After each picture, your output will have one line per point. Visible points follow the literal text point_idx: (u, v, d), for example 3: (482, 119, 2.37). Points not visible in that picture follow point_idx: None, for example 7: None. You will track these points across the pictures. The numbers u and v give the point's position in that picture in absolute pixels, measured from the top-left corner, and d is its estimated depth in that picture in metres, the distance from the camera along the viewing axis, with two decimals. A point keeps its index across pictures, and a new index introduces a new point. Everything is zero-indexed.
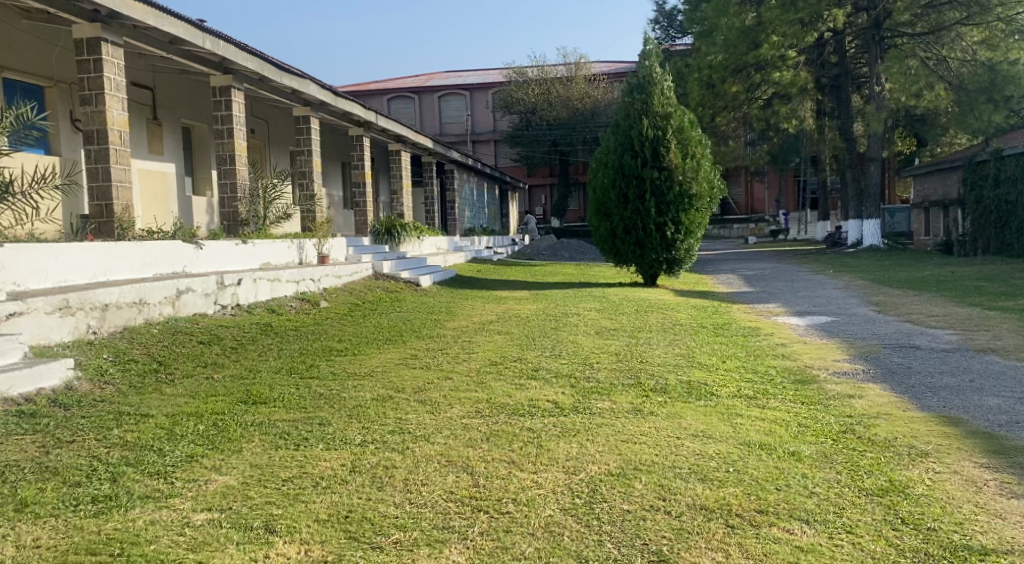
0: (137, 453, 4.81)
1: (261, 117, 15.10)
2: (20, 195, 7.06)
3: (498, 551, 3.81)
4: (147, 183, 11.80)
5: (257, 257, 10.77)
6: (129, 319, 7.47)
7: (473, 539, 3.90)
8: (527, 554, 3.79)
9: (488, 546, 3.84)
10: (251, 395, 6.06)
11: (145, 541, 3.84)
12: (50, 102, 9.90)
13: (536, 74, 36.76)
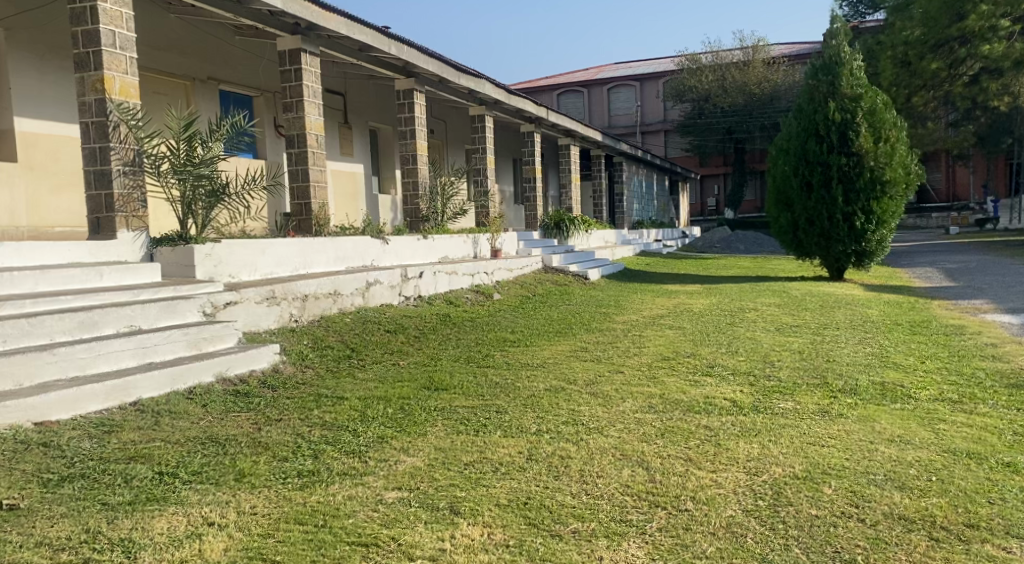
0: (335, 432, 5.19)
1: (440, 117, 15.70)
2: (235, 196, 7.74)
3: (679, 548, 3.84)
4: (338, 183, 12.57)
5: (437, 251, 11.23)
6: (325, 308, 8.03)
7: (651, 534, 3.95)
8: (709, 553, 3.80)
9: (668, 542, 3.88)
10: (433, 381, 6.38)
11: (344, 514, 4.10)
12: (257, 110, 10.74)
13: (711, 60, 35.98)
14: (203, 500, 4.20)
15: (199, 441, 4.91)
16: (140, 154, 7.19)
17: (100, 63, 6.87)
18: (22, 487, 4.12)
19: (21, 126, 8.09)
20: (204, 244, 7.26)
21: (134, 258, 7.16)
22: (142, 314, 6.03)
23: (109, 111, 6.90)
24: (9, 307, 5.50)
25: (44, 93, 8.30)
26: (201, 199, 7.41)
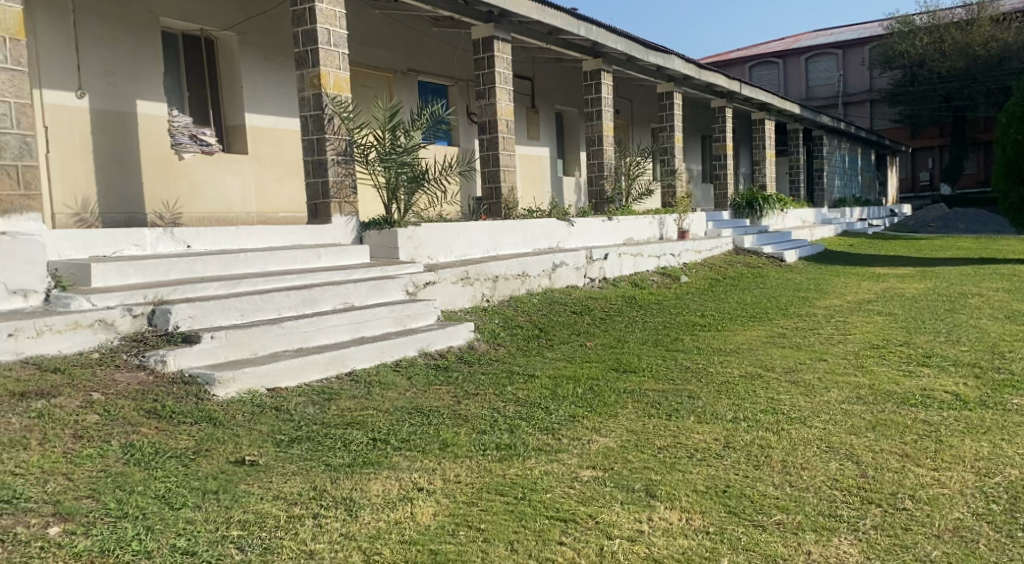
0: (528, 409, 5.34)
1: (626, 97, 15.60)
2: (434, 180, 8.09)
3: (897, 548, 3.68)
4: (526, 167, 12.83)
5: (623, 232, 11.22)
6: (514, 289, 8.27)
7: (865, 532, 3.80)
8: (934, 556, 3.62)
9: (885, 542, 3.72)
10: (622, 363, 6.41)
11: (542, 489, 4.22)
12: (452, 98, 11.14)
13: (928, 21, 33.01)
14: (411, 466, 4.46)
15: (405, 411, 5.22)
16: (351, 144, 7.66)
17: (316, 60, 7.39)
18: (259, 445, 4.54)
19: (250, 121, 8.81)
20: (407, 227, 7.65)
21: (345, 241, 7.67)
22: (355, 292, 6.47)
23: (325, 105, 7.41)
24: (244, 285, 6.06)
25: (269, 90, 8.99)
26: (403, 184, 7.79)
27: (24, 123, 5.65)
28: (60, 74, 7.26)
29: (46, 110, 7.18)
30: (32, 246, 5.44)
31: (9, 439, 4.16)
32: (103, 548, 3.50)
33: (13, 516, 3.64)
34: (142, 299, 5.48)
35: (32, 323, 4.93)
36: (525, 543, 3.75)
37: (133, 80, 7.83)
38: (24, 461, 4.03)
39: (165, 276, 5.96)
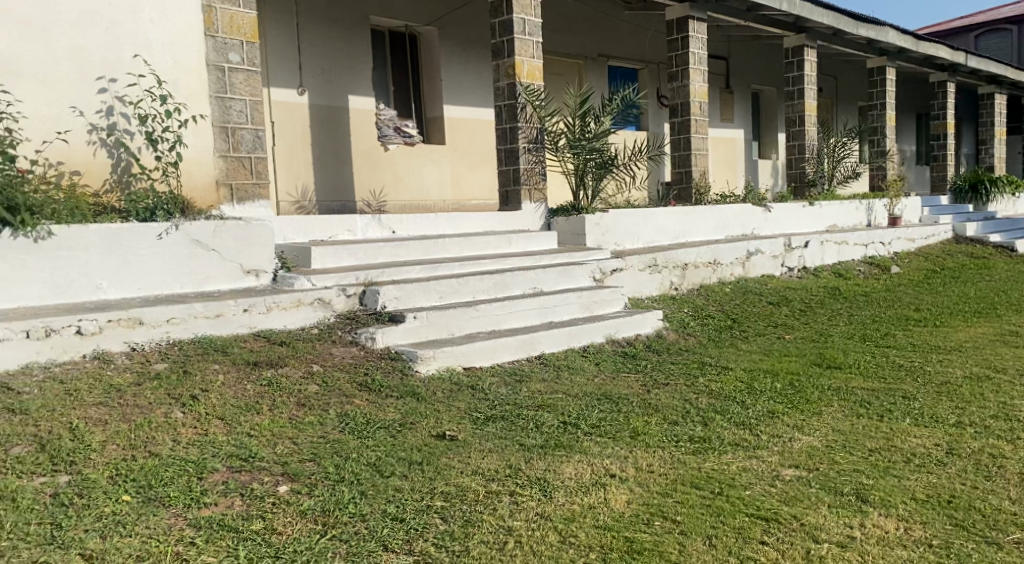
0: (723, 402, 5.19)
1: (831, 74, 14.80)
2: (624, 166, 8.02)
3: None
4: (719, 150, 12.51)
5: (825, 218, 10.67)
6: (704, 277, 8.09)
7: None
8: None
9: None
10: (826, 358, 6.10)
11: (741, 485, 4.09)
12: (642, 81, 11.00)
13: None
14: (603, 452, 4.45)
15: (594, 397, 5.21)
16: (542, 132, 7.75)
17: (513, 50, 7.51)
18: (458, 421, 4.69)
19: (447, 112, 9.09)
20: (595, 213, 7.63)
21: (534, 227, 7.78)
22: (545, 277, 6.56)
23: (518, 93, 7.52)
24: (442, 269, 6.30)
25: (466, 81, 9.23)
26: (591, 171, 7.79)
27: (256, 118, 6.09)
28: (285, 72, 7.76)
29: (273, 106, 7.70)
30: (262, 230, 5.78)
31: (245, 404, 4.51)
32: (324, 507, 3.74)
33: (249, 473, 3.96)
34: (354, 280, 5.84)
35: (262, 300, 5.34)
36: (724, 539, 3.65)
37: (348, 76, 8.26)
38: (257, 424, 4.37)
39: (373, 260, 6.31)
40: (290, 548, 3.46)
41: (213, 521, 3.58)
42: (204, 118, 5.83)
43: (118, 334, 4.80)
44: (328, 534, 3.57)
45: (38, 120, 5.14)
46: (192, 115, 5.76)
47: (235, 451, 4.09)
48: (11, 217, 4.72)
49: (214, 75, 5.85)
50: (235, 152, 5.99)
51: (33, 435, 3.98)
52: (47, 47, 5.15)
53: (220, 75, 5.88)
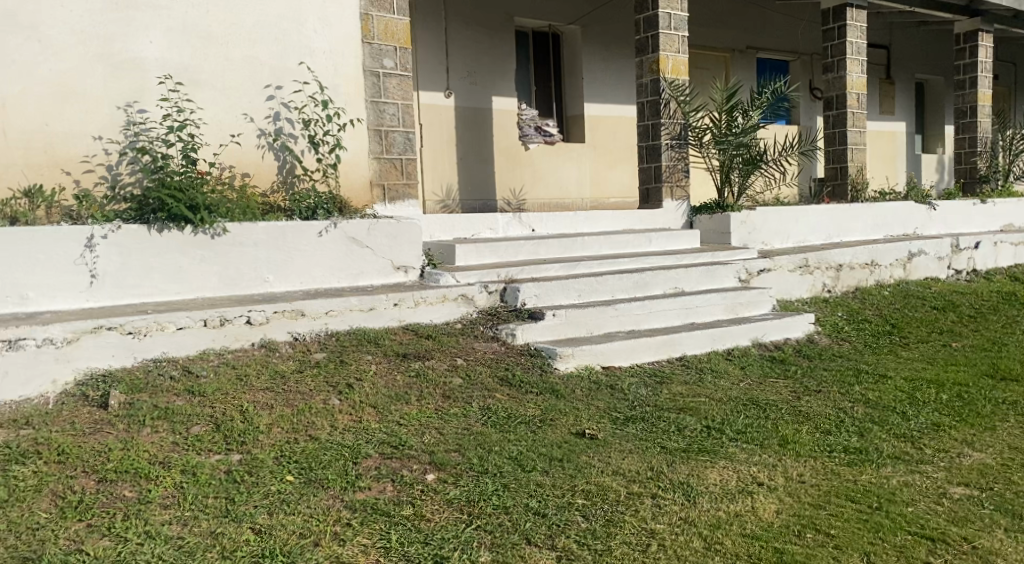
0: (882, 413, 4.86)
1: (1009, 60, 13.72)
2: (774, 162, 7.69)
3: None
4: (877, 144, 11.86)
5: (997, 218, 9.89)
6: (861, 280, 7.65)
7: None
8: None
9: None
10: (1000, 369, 5.62)
11: (903, 501, 3.81)
12: (794, 74, 10.56)
13: None
14: (750, 459, 4.25)
15: (740, 402, 5.00)
16: (686, 128, 7.53)
17: (657, 45, 7.35)
18: (597, 420, 4.60)
19: (589, 110, 9.01)
20: (739, 211, 7.35)
21: (676, 225, 7.56)
22: (687, 277, 6.36)
23: (662, 89, 7.36)
24: (582, 267, 6.22)
25: (610, 80, 9.11)
26: (737, 167, 7.50)
27: (408, 121, 6.20)
28: (434, 75, 7.89)
29: (421, 109, 7.84)
30: (412, 227, 5.87)
31: (395, 394, 4.59)
32: (470, 498, 3.73)
33: (399, 460, 4.01)
34: (497, 277, 5.85)
35: (411, 295, 5.42)
36: (885, 557, 3.40)
37: (494, 78, 8.32)
38: (405, 412, 4.44)
39: (515, 257, 6.32)
40: (438, 534, 3.47)
41: (366, 505, 3.64)
42: (361, 122, 5.98)
43: (282, 324, 4.98)
44: (474, 524, 3.56)
45: (216, 126, 5.44)
46: (351, 120, 5.93)
47: (386, 439, 4.16)
48: (193, 214, 4.98)
49: (370, 80, 6.00)
50: (388, 154, 6.11)
51: (209, 416, 4.18)
52: (225, 59, 5.44)
53: (375, 80, 6.02)
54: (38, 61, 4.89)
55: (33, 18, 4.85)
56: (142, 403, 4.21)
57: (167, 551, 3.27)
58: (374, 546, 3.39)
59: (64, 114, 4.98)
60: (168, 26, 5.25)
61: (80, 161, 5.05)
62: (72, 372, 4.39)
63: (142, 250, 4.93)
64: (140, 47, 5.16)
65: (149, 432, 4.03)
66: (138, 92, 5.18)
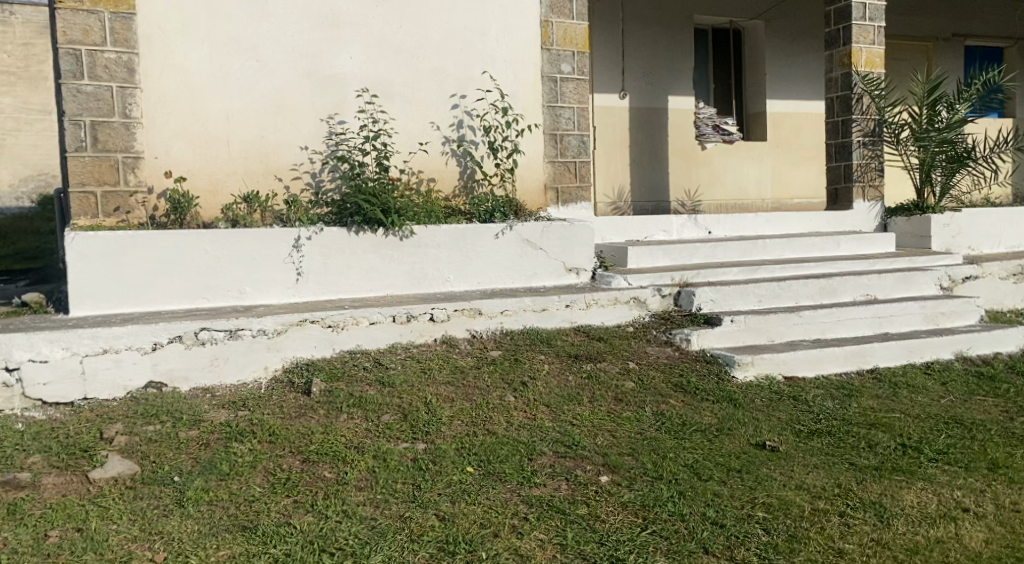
0: None
1: None
2: (984, 159, 7.13)
3: None
4: None
5: None
6: None
7: None
8: None
9: None
10: None
11: None
12: (1009, 61, 9.76)
13: None
14: (953, 483, 3.93)
15: (941, 420, 4.63)
16: (881, 124, 7.11)
17: (850, 38, 6.98)
18: (778, 432, 4.39)
19: (773, 107, 8.66)
20: (944, 213, 6.88)
21: (867, 228, 7.16)
22: (880, 284, 5.99)
23: (853, 84, 7.00)
24: (763, 271, 5.99)
25: (795, 76, 8.73)
26: (940, 165, 6.98)
27: (583, 125, 6.17)
28: (608, 77, 7.85)
29: (595, 112, 7.83)
30: (585, 230, 5.85)
31: (568, 394, 4.58)
32: (646, 502, 3.65)
33: (574, 460, 3.99)
34: (670, 280, 5.72)
35: (583, 297, 5.39)
36: None
37: (670, 79, 8.16)
38: (578, 413, 4.41)
39: (689, 261, 6.17)
40: (614, 536, 3.42)
41: (542, 501, 3.64)
42: (537, 127, 6.01)
43: (462, 322, 5.08)
44: (649, 528, 3.48)
45: (406, 134, 5.63)
46: (529, 124, 5.98)
47: (560, 437, 4.15)
48: (384, 218, 5.18)
49: (548, 86, 6.02)
50: (562, 158, 6.11)
51: (397, 405, 4.33)
52: (416, 70, 5.62)
53: (552, 85, 6.04)
54: (256, 79, 5.22)
55: (253, 40, 5.19)
56: (339, 391, 4.41)
57: (361, 531, 3.38)
58: (551, 542, 3.37)
59: (277, 127, 5.30)
60: (368, 41, 5.49)
61: (290, 170, 5.35)
62: (281, 360, 4.66)
63: (339, 250, 5.16)
64: (343, 63, 5.43)
65: (346, 418, 4.22)
66: (339, 105, 5.43)
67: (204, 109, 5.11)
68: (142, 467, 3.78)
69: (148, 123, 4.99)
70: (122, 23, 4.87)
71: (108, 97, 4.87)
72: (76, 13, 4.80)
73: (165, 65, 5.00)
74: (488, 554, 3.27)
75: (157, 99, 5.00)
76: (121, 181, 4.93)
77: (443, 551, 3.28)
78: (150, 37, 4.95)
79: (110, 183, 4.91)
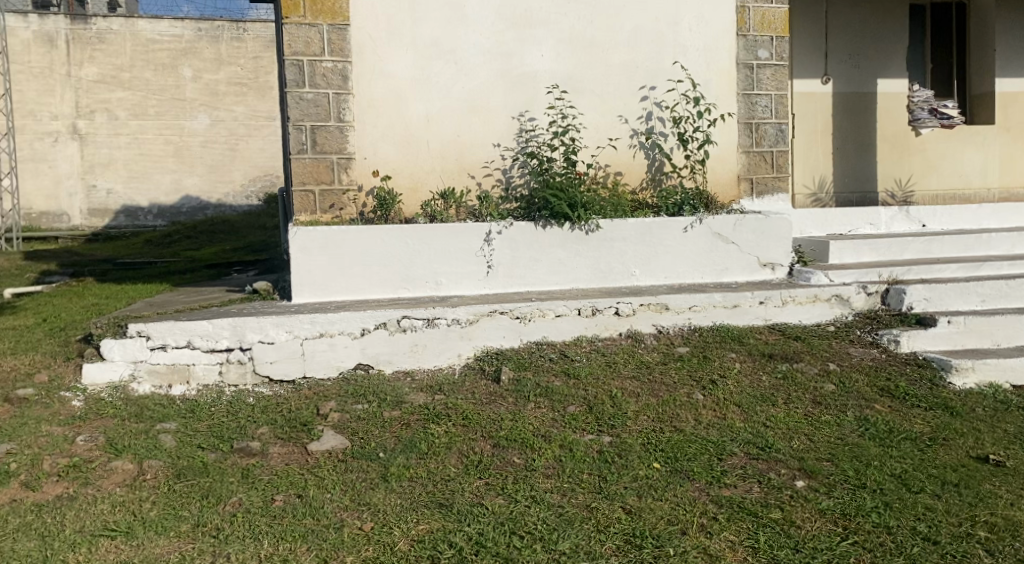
0: None
1: None
2: None
3: None
4: None
5: None
6: None
7: None
8: None
9: None
10: None
11: None
12: None
13: None
14: None
15: None
16: None
17: None
18: (1004, 445, 4.12)
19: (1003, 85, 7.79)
20: None
21: None
22: None
23: None
24: (985, 269, 5.62)
25: None
26: None
27: (781, 112, 6.04)
28: (812, 62, 7.33)
29: (794, 98, 7.31)
30: (781, 223, 5.71)
31: (761, 394, 4.52)
32: (846, 511, 3.56)
33: (766, 463, 3.93)
34: (877, 277, 5.50)
35: (778, 293, 5.28)
36: None
37: (882, 60, 7.50)
38: (773, 415, 4.34)
39: (898, 256, 5.87)
40: (810, 543, 3.36)
41: (732, 502, 3.63)
42: (731, 116, 5.93)
43: (648, 316, 5.13)
44: (851, 539, 3.39)
45: (595, 129, 5.73)
46: (721, 114, 5.90)
47: (752, 439, 4.11)
48: (571, 213, 5.31)
49: (743, 73, 5.93)
50: (758, 147, 6.00)
51: (582, 397, 4.46)
52: (605, 64, 5.71)
53: (748, 72, 5.94)
54: (454, 81, 5.51)
55: (451, 44, 5.48)
56: (527, 381, 4.60)
57: (550, 517, 3.53)
58: (743, 544, 3.37)
59: (472, 126, 5.56)
60: (558, 38, 5.63)
61: (483, 166, 5.60)
62: (472, 348, 4.92)
63: (529, 244, 5.36)
64: (535, 61, 5.60)
65: (533, 407, 4.39)
66: (529, 102, 5.62)
67: (406, 111, 5.46)
68: (353, 442, 4.14)
69: (358, 126, 5.40)
70: (338, 34, 5.29)
71: (325, 103, 5.31)
72: (299, 27, 5.25)
73: (373, 72, 5.39)
74: (677, 550, 3.31)
75: (366, 105, 5.40)
76: (336, 179, 5.36)
77: (630, 544, 3.37)
78: (361, 47, 5.36)
79: (327, 182, 5.36)
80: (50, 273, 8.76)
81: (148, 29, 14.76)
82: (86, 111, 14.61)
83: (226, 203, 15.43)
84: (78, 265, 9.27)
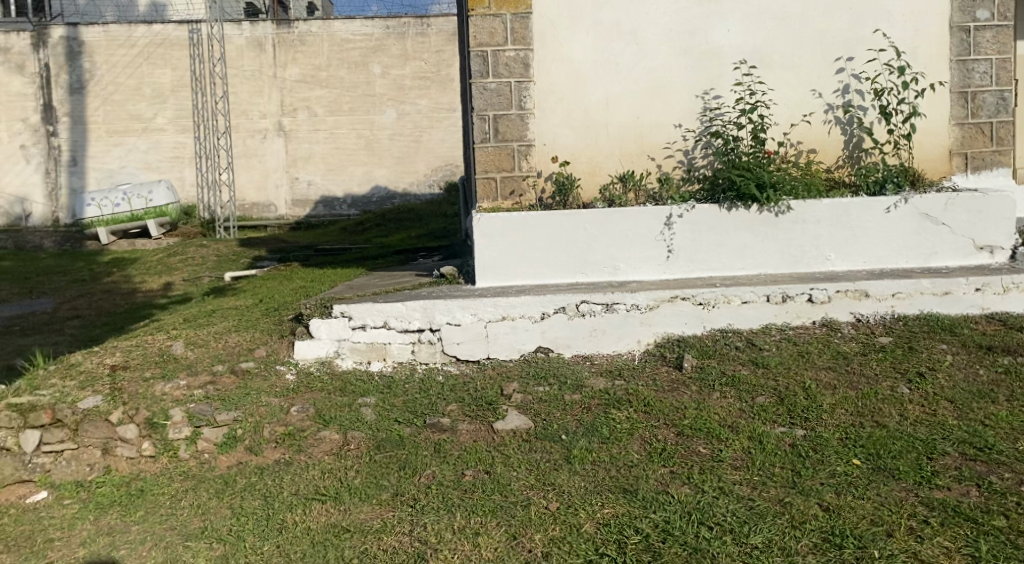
0: None
1: None
2: None
3: None
4: None
5: None
6: None
7: None
8: None
9: None
10: None
11: None
12: None
13: None
14: None
15: None
16: None
17: None
18: None
19: None
20: None
21: None
22: None
23: None
24: None
25: None
26: None
27: (1002, 78, 5.62)
28: None
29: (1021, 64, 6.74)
30: (1002, 201, 5.30)
31: (977, 390, 4.25)
32: None
33: (986, 465, 3.70)
34: None
35: (999, 280, 4.95)
36: None
37: None
38: (992, 413, 4.06)
39: None
40: None
41: (946, 505, 3.44)
42: (943, 85, 5.58)
43: (845, 304, 4.94)
44: None
45: (786, 105, 5.55)
46: (931, 83, 5.56)
47: (968, 438, 3.88)
48: (759, 194, 5.18)
49: (958, 37, 5.55)
50: (974, 118, 5.63)
51: (773, 388, 4.36)
52: (799, 36, 5.51)
53: (964, 36, 5.55)
54: (636, 63, 5.50)
55: (634, 24, 5.46)
56: (712, 368, 4.57)
57: (740, 510, 3.49)
58: (960, 552, 3.18)
59: (652, 107, 5.53)
60: (747, 12, 5.48)
61: (663, 148, 5.57)
62: (653, 335, 4.93)
63: (713, 229, 5.29)
64: (721, 36, 5.49)
65: (719, 395, 4.36)
66: (715, 80, 5.52)
67: (587, 95, 5.51)
68: (536, 422, 4.26)
69: (540, 113, 5.51)
70: (521, 23, 5.42)
71: (507, 92, 5.46)
72: (484, 18, 5.42)
73: (555, 57, 5.48)
74: (882, 552, 3.19)
75: (547, 91, 5.50)
76: (516, 166, 5.51)
77: (828, 542, 3.27)
78: (543, 35, 5.46)
79: (508, 169, 5.52)
80: (261, 259, 9.50)
81: (342, 30, 15.64)
82: (290, 109, 15.70)
83: (412, 192, 16.05)
84: (284, 252, 9.96)
